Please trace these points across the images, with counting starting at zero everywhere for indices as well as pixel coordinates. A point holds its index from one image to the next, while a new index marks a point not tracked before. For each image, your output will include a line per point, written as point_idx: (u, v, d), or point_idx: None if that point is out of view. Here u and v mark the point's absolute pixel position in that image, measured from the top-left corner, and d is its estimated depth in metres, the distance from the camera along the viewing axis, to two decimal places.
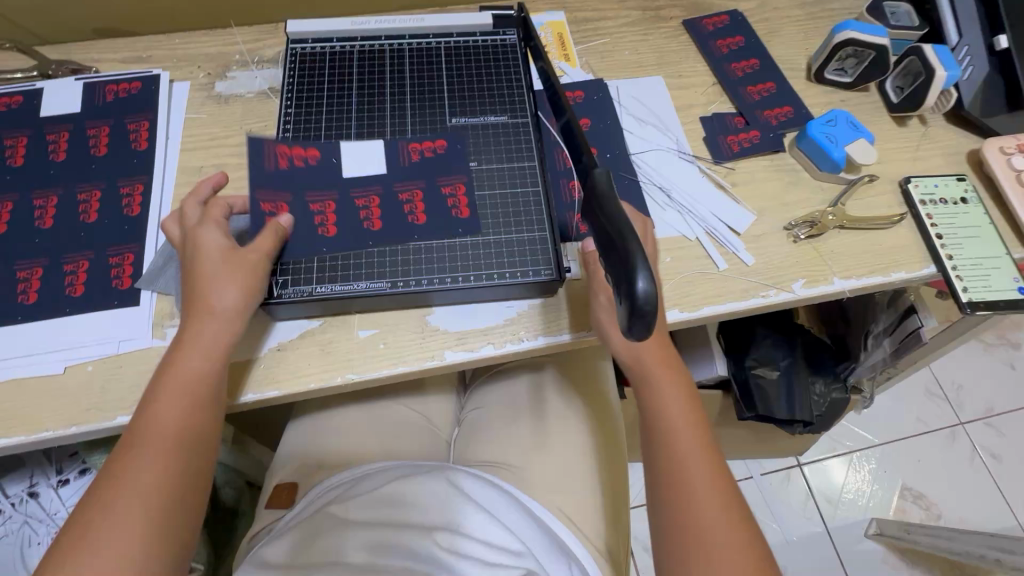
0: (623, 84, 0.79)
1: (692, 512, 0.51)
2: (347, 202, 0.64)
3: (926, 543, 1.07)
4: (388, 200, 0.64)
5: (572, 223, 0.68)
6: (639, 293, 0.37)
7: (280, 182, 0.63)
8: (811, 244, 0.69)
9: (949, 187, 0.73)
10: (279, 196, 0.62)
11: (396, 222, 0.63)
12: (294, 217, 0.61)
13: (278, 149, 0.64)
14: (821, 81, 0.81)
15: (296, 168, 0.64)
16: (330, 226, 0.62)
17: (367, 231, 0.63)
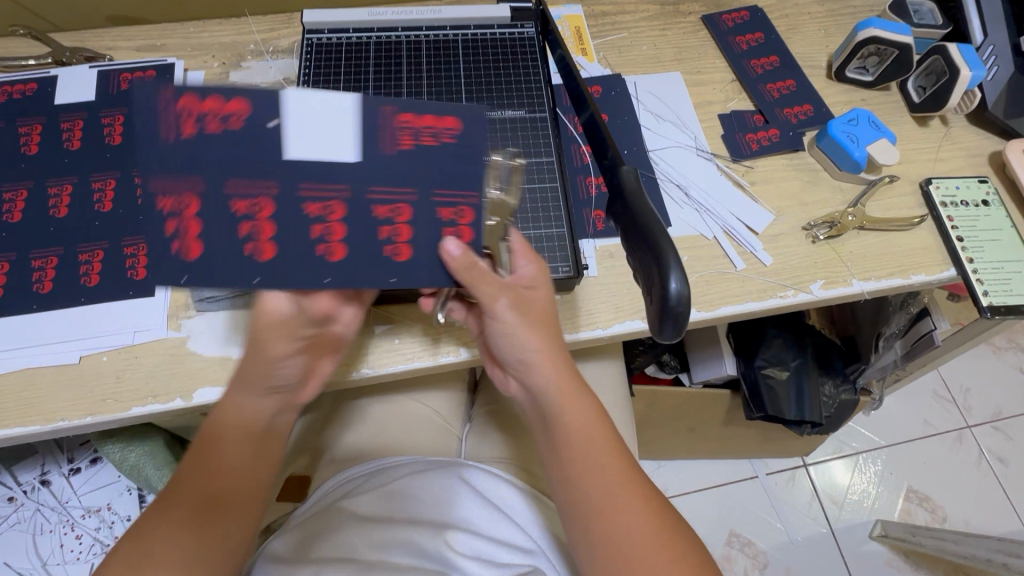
0: (641, 79, 0.78)
1: (607, 509, 0.48)
2: (287, 210, 0.43)
3: (932, 545, 1.07)
4: (355, 212, 0.44)
5: (590, 219, 0.68)
6: (672, 295, 0.37)
7: (186, 160, 0.41)
8: (829, 245, 0.68)
9: (971, 189, 0.72)
10: (183, 183, 0.42)
11: (366, 255, 0.46)
12: (207, 226, 0.43)
13: (177, 102, 0.39)
14: (842, 80, 0.80)
15: (208, 133, 0.40)
16: (265, 244, 0.44)
17: (320, 261, 0.46)
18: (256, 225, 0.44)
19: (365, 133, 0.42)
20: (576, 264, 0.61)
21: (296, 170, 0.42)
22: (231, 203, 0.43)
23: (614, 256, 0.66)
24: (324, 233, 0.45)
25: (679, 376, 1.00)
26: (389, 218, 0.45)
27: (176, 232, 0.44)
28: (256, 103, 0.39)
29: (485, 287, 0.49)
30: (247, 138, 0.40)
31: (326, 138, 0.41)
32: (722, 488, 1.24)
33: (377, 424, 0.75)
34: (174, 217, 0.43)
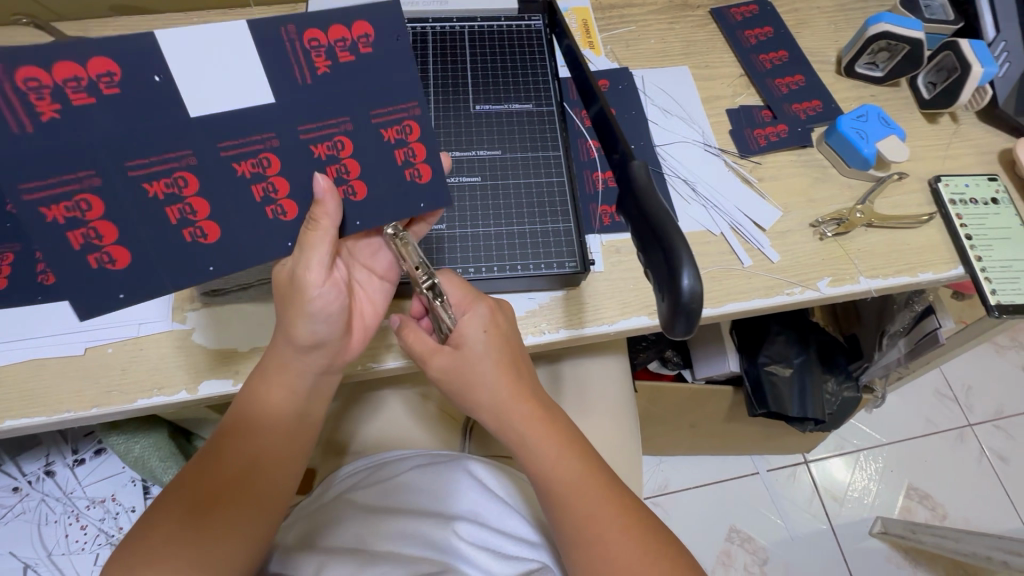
0: (648, 73, 0.77)
1: (591, 535, 0.48)
2: (297, 155, 0.46)
3: (932, 543, 1.07)
4: (361, 141, 0.47)
5: (596, 214, 0.67)
6: (684, 291, 0.37)
7: (165, 137, 0.42)
8: (837, 242, 0.67)
9: (981, 187, 0.72)
10: (73, 180, 0.41)
11: (386, 179, 0.50)
12: (224, 198, 0.46)
13: (27, 79, 0.37)
14: (851, 75, 0.80)
15: (76, 106, 0.39)
16: (284, 202, 0.48)
17: (348, 203, 0.50)
18: (271, 183, 0.47)
19: (279, 68, 0.43)
20: (582, 260, 0.61)
21: (364, 98, 0.46)
22: (233, 165, 0.45)
23: (620, 251, 0.65)
24: (341, 173, 0.48)
25: (682, 372, 1.00)
26: (400, 139, 0.49)
27: (183, 217, 0.46)
28: (125, 62, 0.39)
29: (418, 345, 0.52)
30: (134, 98, 0.40)
31: (382, 65, 0.45)
32: (723, 485, 1.24)
33: (381, 418, 0.75)
34: (172, 201, 0.45)
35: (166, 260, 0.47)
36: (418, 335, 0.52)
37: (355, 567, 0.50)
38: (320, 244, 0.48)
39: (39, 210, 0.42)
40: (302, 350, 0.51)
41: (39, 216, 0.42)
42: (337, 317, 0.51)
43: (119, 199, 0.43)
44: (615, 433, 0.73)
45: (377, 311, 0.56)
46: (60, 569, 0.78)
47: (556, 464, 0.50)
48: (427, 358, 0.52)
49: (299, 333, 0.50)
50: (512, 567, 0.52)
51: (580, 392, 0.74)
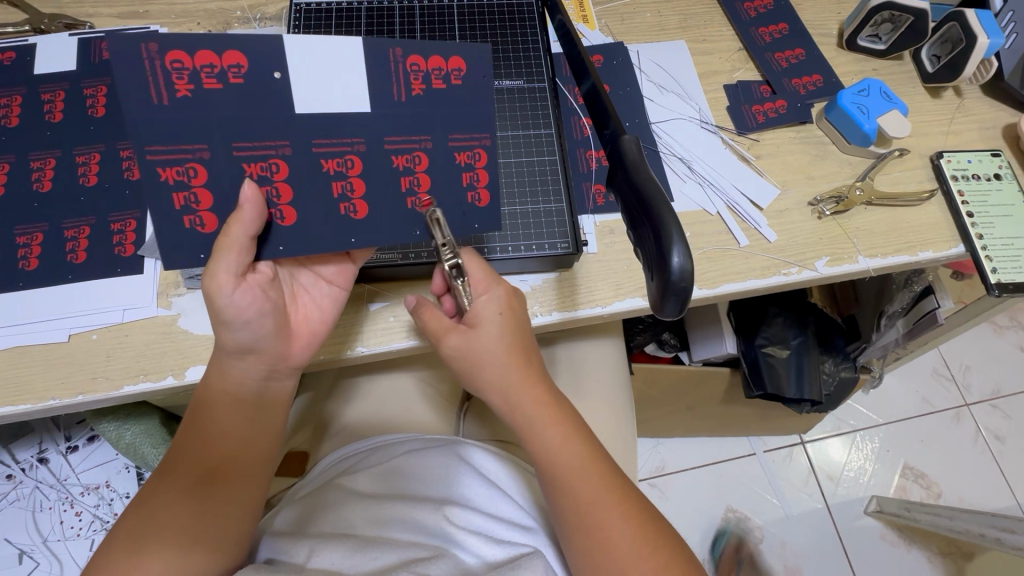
0: (643, 48, 0.75)
1: (586, 524, 0.48)
2: (380, 164, 0.47)
3: (926, 521, 1.08)
4: (438, 161, 0.49)
5: (590, 193, 0.66)
6: (674, 269, 0.36)
7: (267, 129, 0.44)
8: (836, 221, 0.66)
9: (984, 163, 0.70)
10: (187, 150, 0.43)
11: (449, 195, 0.50)
12: (303, 196, 0.47)
13: (163, 56, 0.40)
14: (852, 49, 0.77)
15: (206, 89, 0.42)
16: (358, 202, 0.48)
17: (413, 214, 0.49)
18: (349, 184, 0.47)
19: (380, 82, 0.45)
20: (575, 240, 0.60)
21: (447, 122, 0.48)
22: (321, 163, 0.46)
23: (614, 232, 0.64)
24: (413, 185, 0.49)
25: (678, 354, 1.00)
26: (469, 165, 0.49)
27: (267, 199, 0.46)
28: (254, 58, 0.42)
29: (433, 323, 0.51)
30: (256, 90, 0.43)
31: (469, 96, 0.48)
32: (719, 466, 1.24)
33: (374, 401, 0.74)
34: (262, 183, 0.46)
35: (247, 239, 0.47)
36: (433, 313, 0.51)
37: (347, 553, 0.50)
38: (233, 250, 0.45)
39: (155, 169, 0.43)
40: (234, 354, 0.49)
41: (156, 175, 0.43)
42: (264, 320, 0.48)
43: (221, 176, 0.45)
44: (610, 416, 0.72)
45: (323, 319, 0.53)
46: (57, 555, 0.79)
47: (560, 450, 0.50)
48: (439, 337, 0.51)
49: (224, 340, 0.48)
50: (504, 551, 0.52)
51: (575, 377, 0.73)
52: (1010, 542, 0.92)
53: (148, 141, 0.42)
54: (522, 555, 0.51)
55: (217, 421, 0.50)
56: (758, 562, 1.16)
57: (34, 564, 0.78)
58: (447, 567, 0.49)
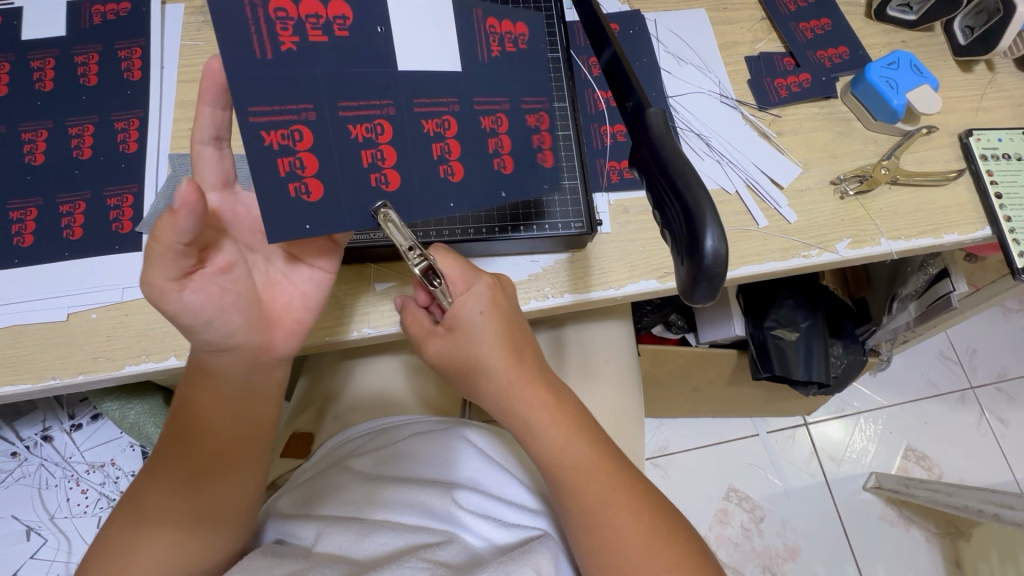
0: (661, 16, 0.71)
1: (598, 523, 0.46)
2: (467, 122, 0.46)
3: (924, 496, 1.09)
4: (514, 123, 0.48)
5: (604, 170, 0.63)
6: (707, 253, 0.33)
7: (373, 87, 0.42)
8: (859, 201, 0.64)
9: (1014, 142, 0.67)
10: (292, 111, 0.40)
11: (525, 157, 0.49)
12: (403, 150, 0.44)
13: (268, 6, 0.38)
14: (881, 19, 0.73)
15: (311, 42, 0.40)
16: (456, 163, 0.46)
17: (499, 175, 0.48)
18: (447, 146, 0.45)
19: (466, 43, 0.45)
20: (589, 220, 0.58)
21: (520, 85, 0.48)
22: (421, 121, 0.44)
23: (628, 211, 0.62)
24: (498, 146, 0.47)
25: (686, 335, 0.99)
26: (537, 126, 0.49)
27: (373, 162, 0.43)
28: (358, 9, 0.41)
29: (416, 328, 0.51)
30: (358, 46, 0.41)
31: (532, 63, 0.49)
32: (723, 445, 1.25)
33: (376, 379, 0.72)
34: (368, 145, 0.43)
35: (352, 200, 0.43)
36: (416, 317, 0.51)
37: (354, 537, 0.49)
38: (164, 253, 0.38)
39: (259, 134, 0.40)
40: (209, 351, 0.44)
41: (260, 139, 0.40)
42: (228, 317, 0.42)
43: (326, 138, 0.42)
44: (619, 399, 0.70)
45: (307, 305, 0.49)
46: (64, 532, 0.78)
47: (564, 448, 0.48)
48: (422, 341, 0.51)
49: (192, 340, 0.43)
50: (512, 534, 0.52)
51: (583, 359, 0.72)
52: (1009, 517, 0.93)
53: (251, 99, 0.39)
54: (530, 539, 0.51)
55: (205, 413, 0.47)
56: (759, 540, 1.17)
57: (42, 540, 0.78)
58: (456, 552, 0.48)
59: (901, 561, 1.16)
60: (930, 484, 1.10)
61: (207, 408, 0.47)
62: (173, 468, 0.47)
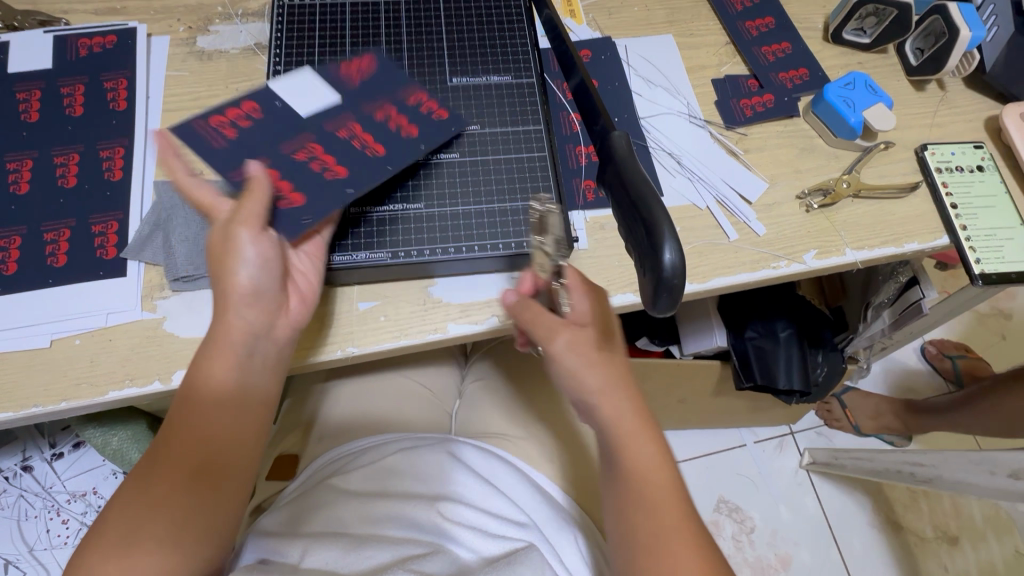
0: (631, 43, 0.75)
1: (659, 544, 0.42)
2: (366, 121, 0.59)
3: (850, 464, 1.08)
4: (400, 104, 0.61)
5: (579, 189, 0.66)
6: (667, 267, 0.35)
7: (293, 128, 0.57)
8: (824, 214, 0.67)
9: (967, 154, 0.71)
10: (235, 171, 0.54)
11: (421, 121, 0.61)
12: (336, 151, 0.57)
13: (210, 123, 0.56)
14: (838, 42, 0.78)
15: (242, 129, 0.56)
16: (375, 146, 0.58)
17: (409, 140, 0.59)
18: (371, 146, 0.58)
19: (337, 84, 0.61)
20: (566, 237, 0.59)
21: (390, 82, 0.63)
22: (334, 133, 0.58)
23: (605, 228, 0.64)
24: (393, 121, 0.60)
25: (669, 347, 1.00)
26: (416, 99, 0.62)
27: (323, 168, 0.56)
28: (261, 100, 0.58)
29: (542, 323, 0.50)
30: (271, 117, 0.58)
31: (392, 70, 0.64)
32: (711, 457, 1.26)
33: (362, 397, 0.72)
34: (308, 159, 0.56)
35: (315, 192, 0.54)
36: (539, 316, 0.50)
37: (340, 553, 0.50)
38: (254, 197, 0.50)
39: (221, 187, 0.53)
40: (232, 332, 0.46)
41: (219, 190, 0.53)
42: (269, 271, 0.49)
43: (280, 168, 0.55)
44: None
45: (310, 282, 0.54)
46: (43, 564, 0.79)
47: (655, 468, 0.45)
48: (549, 339, 0.49)
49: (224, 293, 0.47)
50: (498, 546, 0.52)
51: None
52: (921, 474, 0.88)
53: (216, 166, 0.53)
54: (517, 550, 0.51)
55: (206, 408, 0.45)
56: (751, 551, 1.17)
57: (20, 573, 0.78)
58: (442, 564, 0.49)
59: (892, 567, 1.17)
60: (855, 453, 1.08)
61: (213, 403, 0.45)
62: (161, 466, 0.43)
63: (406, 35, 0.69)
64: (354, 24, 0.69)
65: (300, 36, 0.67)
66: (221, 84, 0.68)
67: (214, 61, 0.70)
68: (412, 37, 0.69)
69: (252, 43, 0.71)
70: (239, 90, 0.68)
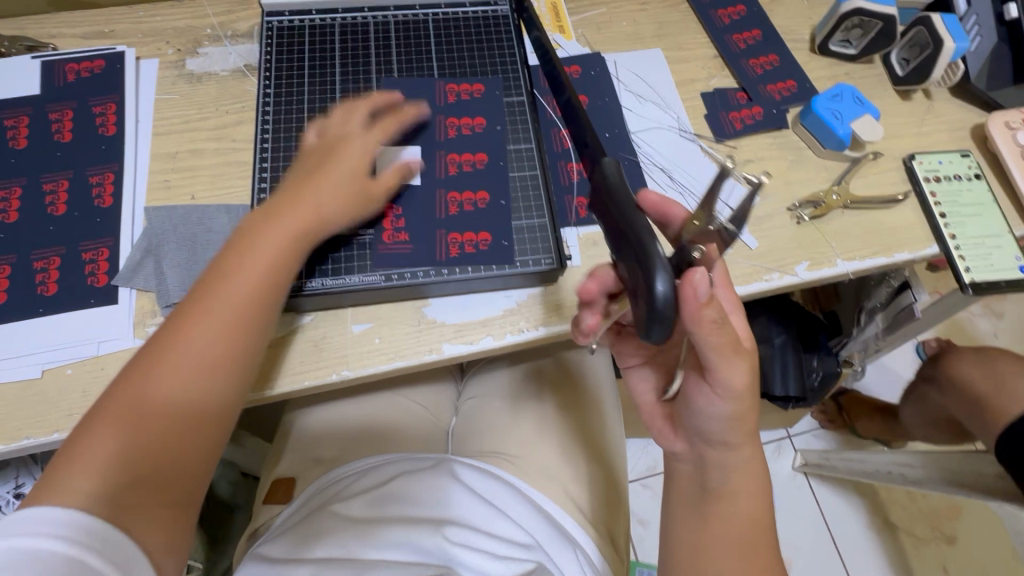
0: (620, 57, 0.75)
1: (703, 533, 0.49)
2: (452, 147, 0.64)
3: (843, 465, 1.08)
4: (452, 106, 0.66)
5: (572, 206, 0.66)
6: (659, 296, 0.35)
7: (420, 197, 0.62)
8: (814, 226, 0.67)
9: (954, 164, 0.71)
10: (480, 236, 0.60)
11: (480, 104, 0.67)
12: (450, 180, 0.63)
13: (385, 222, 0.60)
14: (824, 53, 0.78)
15: (411, 212, 0.61)
16: (474, 157, 0.64)
17: (481, 134, 0.65)
18: (477, 196, 0.62)
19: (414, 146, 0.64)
20: (559, 255, 0.60)
21: (426, 103, 0.66)
22: (443, 174, 0.63)
23: (598, 244, 0.64)
24: (459, 127, 0.65)
25: None
26: (452, 89, 0.67)
27: (472, 200, 0.62)
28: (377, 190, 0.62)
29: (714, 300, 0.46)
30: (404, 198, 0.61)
31: (421, 96, 0.67)
32: None
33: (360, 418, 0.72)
34: (473, 193, 0.62)
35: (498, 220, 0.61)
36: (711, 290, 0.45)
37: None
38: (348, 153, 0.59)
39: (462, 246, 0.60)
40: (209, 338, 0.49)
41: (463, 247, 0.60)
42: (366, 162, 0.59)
43: (495, 213, 0.61)
44: (601, 425, 0.72)
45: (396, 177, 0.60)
46: None
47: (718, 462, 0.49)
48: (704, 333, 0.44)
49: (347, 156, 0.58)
50: (507, 568, 0.53)
51: (564, 386, 0.73)
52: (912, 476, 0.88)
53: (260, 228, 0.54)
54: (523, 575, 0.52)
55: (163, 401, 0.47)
56: None
57: None
58: None
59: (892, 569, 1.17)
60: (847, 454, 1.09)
61: (170, 397, 0.47)
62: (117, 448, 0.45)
63: (397, 55, 0.69)
64: (343, 43, 0.69)
65: (290, 58, 0.67)
66: (211, 106, 0.68)
67: (204, 83, 0.70)
68: (402, 56, 0.69)
69: (242, 64, 0.71)
70: (229, 112, 0.68)
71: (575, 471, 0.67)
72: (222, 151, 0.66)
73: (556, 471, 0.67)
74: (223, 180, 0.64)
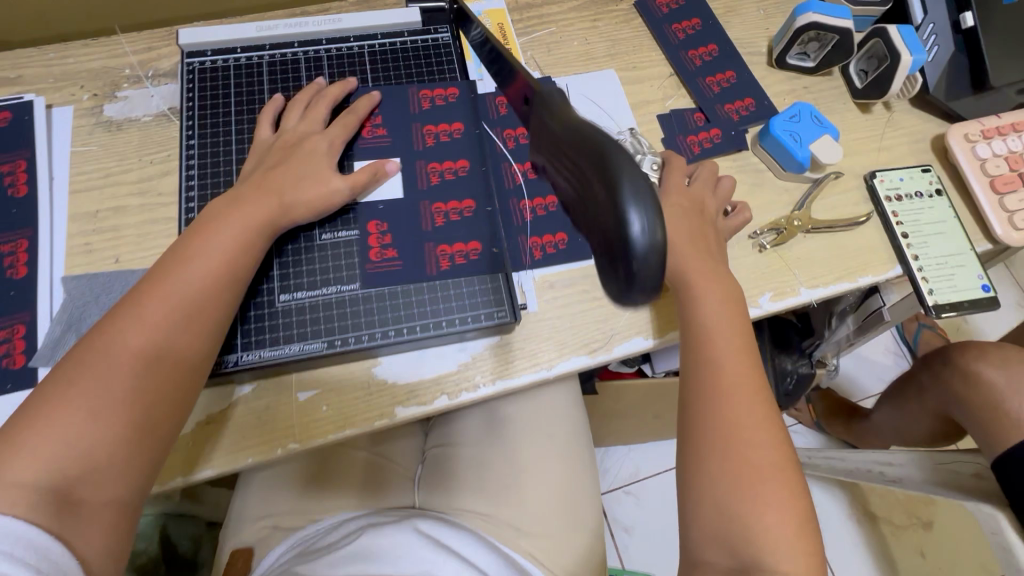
0: (572, 81, 0.72)
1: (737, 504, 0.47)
2: (438, 185, 0.62)
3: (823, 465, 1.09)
4: (440, 135, 0.64)
5: (525, 248, 0.63)
6: (637, 235, 0.32)
7: (404, 236, 0.60)
8: (777, 253, 0.65)
9: (915, 179, 0.70)
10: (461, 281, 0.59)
11: (471, 141, 0.65)
12: (434, 225, 0.60)
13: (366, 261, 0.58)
14: (782, 67, 0.76)
15: (390, 252, 0.59)
16: (460, 198, 0.62)
17: (469, 174, 0.64)
18: (468, 245, 0.60)
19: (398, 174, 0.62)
20: (512, 308, 0.58)
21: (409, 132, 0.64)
22: (428, 215, 0.61)
23: (555, 286, 0.62)
24: (446, 163, 0.63)
25: (642, 367, 0.98)
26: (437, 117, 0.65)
27: (460, 249, 0.60)
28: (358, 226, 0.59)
29: None
30: (386, 237, 0.59)
31: (402, 121, 0.64)
32: None
33: (321, 473, 0.70)
34: (463, 241, 0.60)
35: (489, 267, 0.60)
36: None
37: None
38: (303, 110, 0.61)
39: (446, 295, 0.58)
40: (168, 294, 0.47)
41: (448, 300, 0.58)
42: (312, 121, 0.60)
43: (481, 259, 0.60)
44: (569, 465, 0.70)
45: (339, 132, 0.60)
46: None
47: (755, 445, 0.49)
48: None
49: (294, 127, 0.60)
50: None
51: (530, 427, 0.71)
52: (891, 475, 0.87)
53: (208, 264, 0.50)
54: None
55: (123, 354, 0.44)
56: None
57: None
58: None
59: (872, 564, 1.19)
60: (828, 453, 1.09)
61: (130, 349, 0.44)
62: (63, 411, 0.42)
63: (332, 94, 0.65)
64: (273, 83, 0.64)
65: (216, 102, 0.63)
66: (134, 157, 0.63)
67: (124, 131, 0.64)
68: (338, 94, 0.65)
69: (166, 107, 0.66)
70: (153, 162, 0.63)
71: (544, 519, 0.65)
72: (147, 208, 0.61)
73: (525, 518, 0.65)
74: (149, 240, 0.59)
